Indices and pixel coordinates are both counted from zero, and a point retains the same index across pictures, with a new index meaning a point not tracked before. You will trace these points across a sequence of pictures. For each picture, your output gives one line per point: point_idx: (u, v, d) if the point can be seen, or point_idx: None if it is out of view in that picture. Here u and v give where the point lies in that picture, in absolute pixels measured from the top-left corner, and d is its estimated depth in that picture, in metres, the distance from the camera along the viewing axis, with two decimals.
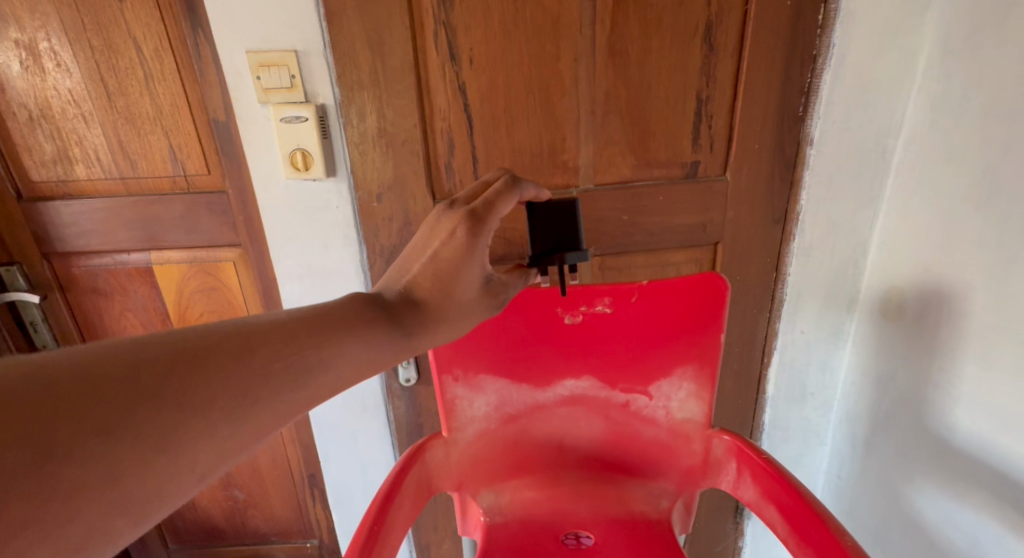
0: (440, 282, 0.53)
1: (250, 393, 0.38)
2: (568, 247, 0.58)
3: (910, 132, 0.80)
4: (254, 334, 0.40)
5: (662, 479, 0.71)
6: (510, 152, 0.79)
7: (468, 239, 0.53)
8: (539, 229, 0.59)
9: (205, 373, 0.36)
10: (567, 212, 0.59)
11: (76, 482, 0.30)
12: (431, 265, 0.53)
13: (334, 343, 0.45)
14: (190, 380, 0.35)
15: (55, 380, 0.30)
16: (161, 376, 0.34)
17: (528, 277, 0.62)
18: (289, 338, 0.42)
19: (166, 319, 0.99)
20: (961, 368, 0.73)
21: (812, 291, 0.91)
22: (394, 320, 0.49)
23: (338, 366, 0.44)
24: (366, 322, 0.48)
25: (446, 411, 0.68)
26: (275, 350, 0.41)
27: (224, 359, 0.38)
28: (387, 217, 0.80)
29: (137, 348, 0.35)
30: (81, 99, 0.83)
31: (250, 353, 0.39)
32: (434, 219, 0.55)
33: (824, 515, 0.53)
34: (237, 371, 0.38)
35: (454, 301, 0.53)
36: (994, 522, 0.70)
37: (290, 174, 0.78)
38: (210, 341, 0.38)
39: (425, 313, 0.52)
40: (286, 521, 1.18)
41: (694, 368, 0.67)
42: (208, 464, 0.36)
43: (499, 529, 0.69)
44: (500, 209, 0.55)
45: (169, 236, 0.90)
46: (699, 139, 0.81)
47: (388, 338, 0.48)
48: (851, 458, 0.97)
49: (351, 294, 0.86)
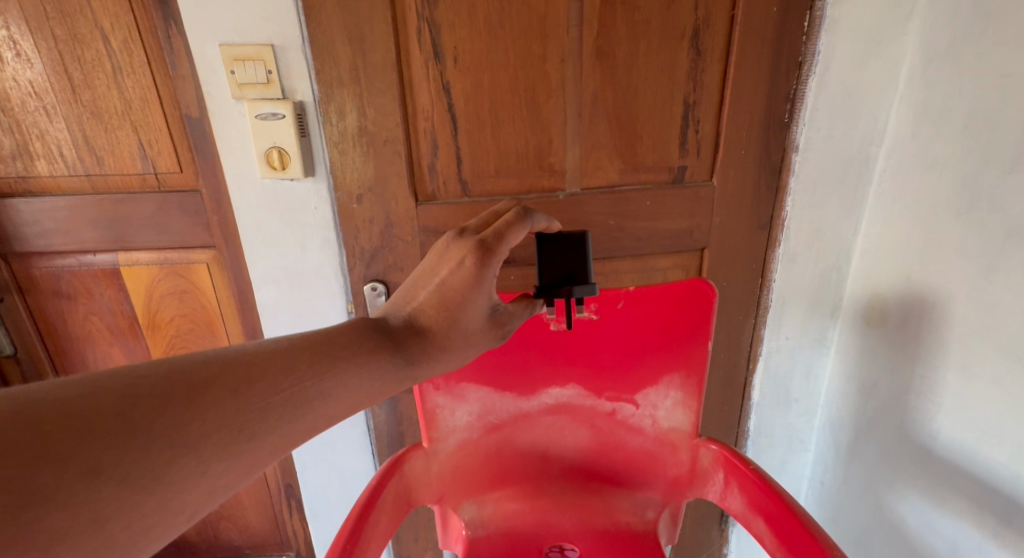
0: (446, 309, 0.51)
1: (246, 428, 0.38)
2: (577, 280, 0.56)
3: (893, 140, 0.80)
4: (254, 363, 0.40)
5: (649, 489, 0.70)
6: (495, 154, 0.77)
7: (477, 269, 0.51)
8: (546, 258, 0.57)
9: (200, 408, 0.36)
10: (577, 243, 0.57)
11: (59, 527, 0.30)
12: (437, 293, 0.51)
13: (336, 373, 0.44)
14: (183, 416, 0.35)
15: (44, 420, 0.30)
16: (153, 414, 0.34)
17: (535, 307, 0.59)
18: (288, 368, 0.41)
19: (134, 323, 0.94)
20: (943, 375, 0.74)
21: (796, 298, 0.91)
22: (397, 349, 0.48)
23: (337, 398, 0.44)
24: (368, 348, 0.47)
25: (427, 421, 0.66)
26: (274, 382, 0.40)
27: (222, 392, 0.37)
28: (367, 219, 0.78)
29: (136, 381, 0.34)
30: (42, 91, 0.79)
31: (247, 386, 0.38)
32: (443, 246, 0.53)
33: (811, 526, 0.52)
34: (233, 406, 0.37)
35: (460, 330, 0.52)
36: (975, 530, 0.70)
37: (266, 172, 0.75)
38: (207, 373, 0.37)
39: (429, 342, 0.50)
40: (261, 533, 1.14)
41: (680, 376, 0.66)
42: (197, 502, 0.35)
43: (481, 544, 0.67)
44: (510, 240, 0.53)
45: (138, 236, 0.86)
46: (687, 143, 0.80)
47: (390, 367, 0.47)
48: (835, 464, 0.96)
49: (330, 299, 0.83)
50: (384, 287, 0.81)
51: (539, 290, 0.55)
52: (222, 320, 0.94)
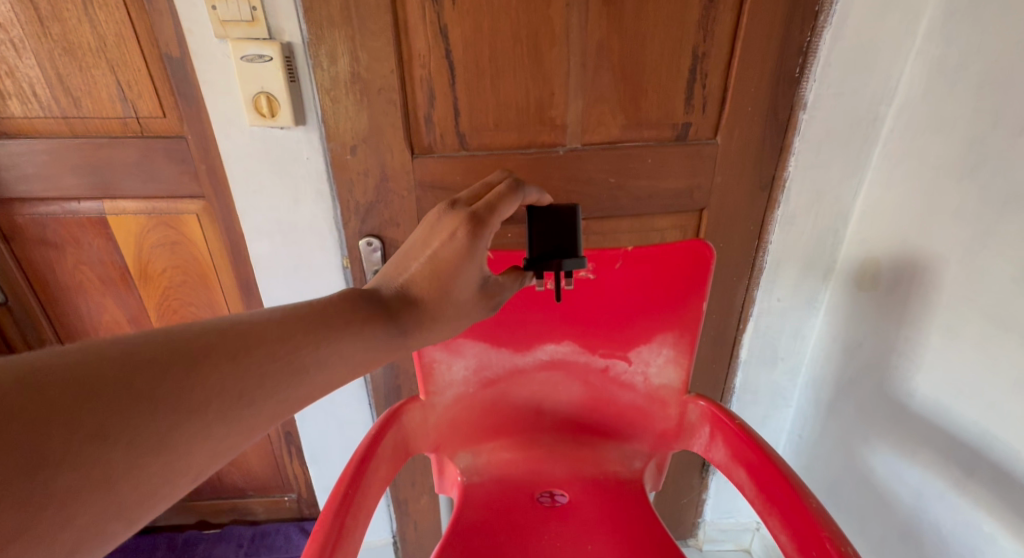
0: (437, 280, 0.50)
1: (245, 393, 0.38)
2: (567, 253, 0.56)
3: (903, 99, 0.78)
4: (250, 333, 0.40)
5: (637, 441, 0.73)
6: (495, 106, 0.74)
7: (469, 241, 0.50)
8: (538, 231, 0.56)
9: (201, 374, 0.36)
10: (569, 216, 0.57)
11: (71, 487, 0.30)
12: (429, 263, 0.50)
13: (332, 341, 0.44)
14: (185, 382, 0.35)
15: (49, 385, 0.30)
16: (156, 380, 0.34)
17: (524, 280, 0.59)
18: (283, 337, 0.41)
19: (126, 273, 0.93)
20: (926, 338, 0.76)
21: (791, 259, 0.92)
22: (390, 317, 0.48)
23: (332, 365, 0.44)
24: (361, 316, 0.47)
25: (424, 376, 0.67)
26: (271, 350, 0.40)
27: (221, 359, 0.37)
28: (361, 171, 0.75)
29: (137, 348, 0.35)
30: (8, 24, 0.73)
31: (245, 353, 0.39)
32: (434, 217, 0.52)
33: (790, 477, 0.55)
34: (232, 373, 0.38)
35: (451, 301, 0.51)
36: (938, 480, 0.75)
37: (254, 120, 0.72)
38: (206, 341, 0.37)
39: (420, 312, 0.50)
40: (263, 475, 1.19)
41: (674, 335, 0.67)
42: (201, 465, 0.36)
43: (476, 489, 0.71)
44: (502, 212, 0.52)
45: (124, 184, 0.83)
46: (692, 98, 0.77)
47: (384, 337, 0.47)
48: (814, 418, 1.01)
49: (325, 254, 0.83)
50: (379, 243, 0.80)
51: (528, 262, 0.55)
52: (216, 273, 0.93)
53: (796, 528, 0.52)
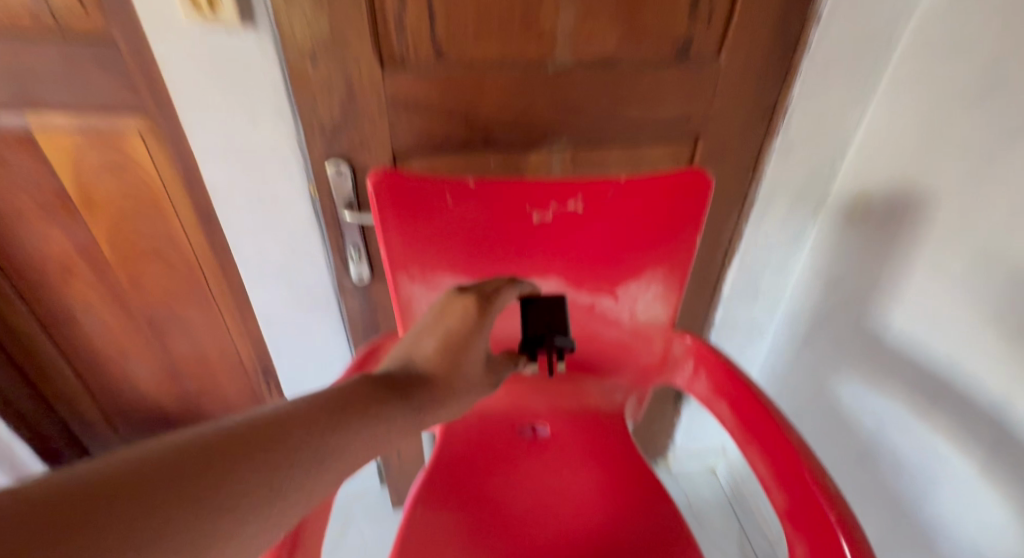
0: (449, 353, 0.44)
1: (277, 502, 0.30)
2: (558, 329, 0.56)
3: (924, 16, 0.71)
4: (279, 424, 0.32)
5: (619, 376, 0.72)
6: (476, 13, 0.65)
7: (481, 318, 0.47)
8: (532, 315, 0.57)
9: (234, 481, 0.28)
10: (558, 301, 0.58)
11: None
12: (440, 335, 0.45)
13: (359, 427, 0.36)
14: (216, 495, 0.27)
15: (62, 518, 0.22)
16: (184, 497, 0.26)
17: (516, 364, 0.53)
18: (312, 426, 0.33)
19: (66, 199, 0.85)
20: (911, 273, 0.75)
21: (784, 192, 0.88)
22: (408, 395, 0.40)
23: (360, 455, 0.36)
24: (382, 399, 0.38)
25: (402, 313, 0.64)
26: (303, 444, 0.32)
27: (254, 459, 0.29)
28: (324, 88, 0.67)
29: (152, 458, 0.26)
30: None
31: (287, 440, 0.31)
32: (442, 303, 0.48)
33: (772, 411, 0.56)
34: (266, 473, 0.30)
35: (462, 378, 0.45)
36: (899, 407, 0.78)
37: (191, 16, 0.61)
38: (234, 438, 0.29)
39: (435, 389, 0.42)
40: (241, 405, 1.18)
41: (664, 271, 0.64)
42: None
43: (458, 426, 0.70)
44: (504, 298, 0.51)
45: (49, 94, 0.73)
46: (698, 9, 0.69)
47: (408, 418, 0.39)
48: (787, 348, 1.04)
49: (290, 182, 0.75)
50: (350, 170, 0.73)
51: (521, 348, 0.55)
52: (169, 201, 0.85)
53: (777, 462, 0.53)
